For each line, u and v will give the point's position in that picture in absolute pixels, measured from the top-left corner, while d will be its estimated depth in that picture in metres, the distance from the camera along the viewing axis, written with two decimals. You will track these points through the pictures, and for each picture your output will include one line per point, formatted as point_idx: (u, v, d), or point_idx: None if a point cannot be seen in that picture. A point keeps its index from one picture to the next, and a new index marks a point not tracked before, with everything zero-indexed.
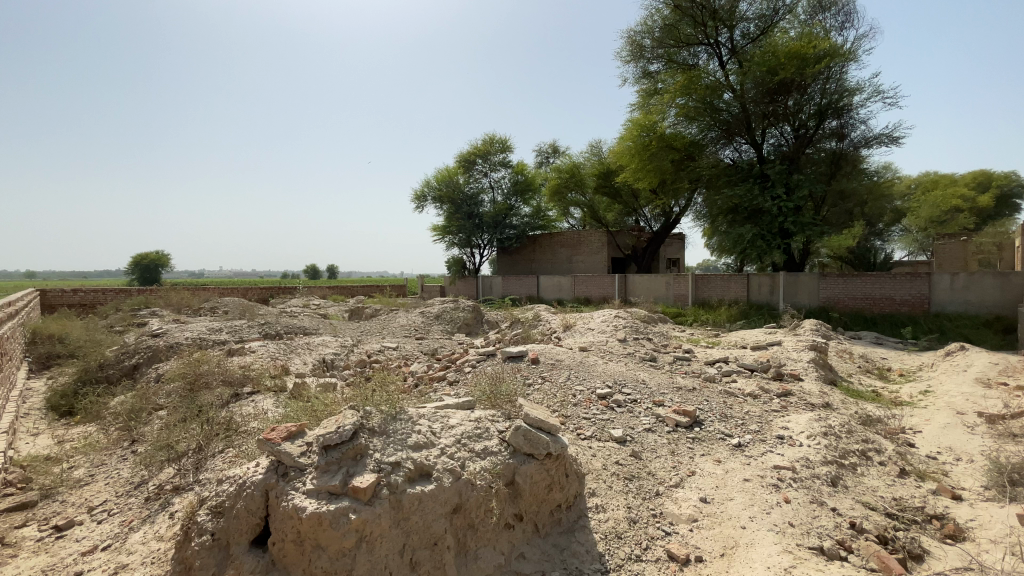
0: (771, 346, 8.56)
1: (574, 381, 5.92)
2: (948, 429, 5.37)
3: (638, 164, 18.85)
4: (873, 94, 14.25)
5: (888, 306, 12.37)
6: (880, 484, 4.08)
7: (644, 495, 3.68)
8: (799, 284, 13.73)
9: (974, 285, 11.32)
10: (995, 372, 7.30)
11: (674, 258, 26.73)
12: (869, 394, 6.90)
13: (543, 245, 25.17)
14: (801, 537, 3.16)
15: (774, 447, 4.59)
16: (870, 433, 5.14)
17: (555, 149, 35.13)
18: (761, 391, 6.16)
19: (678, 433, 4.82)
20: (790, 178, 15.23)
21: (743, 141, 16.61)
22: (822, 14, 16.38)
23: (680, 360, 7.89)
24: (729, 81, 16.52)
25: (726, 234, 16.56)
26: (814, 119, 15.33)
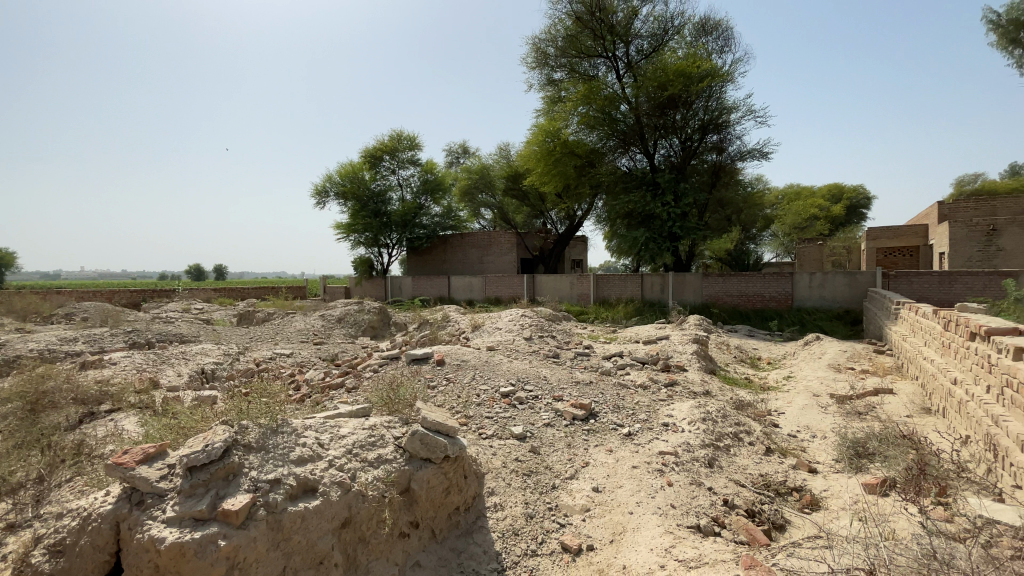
0: (661, 340, 9.26)
1: (477, 380, 5.95)
2: (804, 409, 6.16)
3: (544, 168, 19.51)
4: (746, 113, 15.95)
5: (759, 302, 13.94)
6: (749, 462, 4.55)
7: (541, 489, 3.78)
8: (686, 283, 15.01)
9: (827, 284, 13.04)
10: (843, 359, 8.50)
11: (578, 259, 28.02)
12: (743, 381, 7.72)
13: (454, 245, 25.07)
14: (682, 517, 3.42)
15: (661, 434, 4.96)
16: (743, 416, 5.74)
17: (465, 149, 35.18)
18: (651, 382, 6.64)
19: (575, 426, 5.04)
20: (678, 186, 16.57)
21: (637, 151, 17.80)
22: (706, 36, 17.95)
23: (581, 356, 8.25)
24: (625, 93, 17.62)
25: (623, 237, 17.65)
26: (698, 133, 16.82)
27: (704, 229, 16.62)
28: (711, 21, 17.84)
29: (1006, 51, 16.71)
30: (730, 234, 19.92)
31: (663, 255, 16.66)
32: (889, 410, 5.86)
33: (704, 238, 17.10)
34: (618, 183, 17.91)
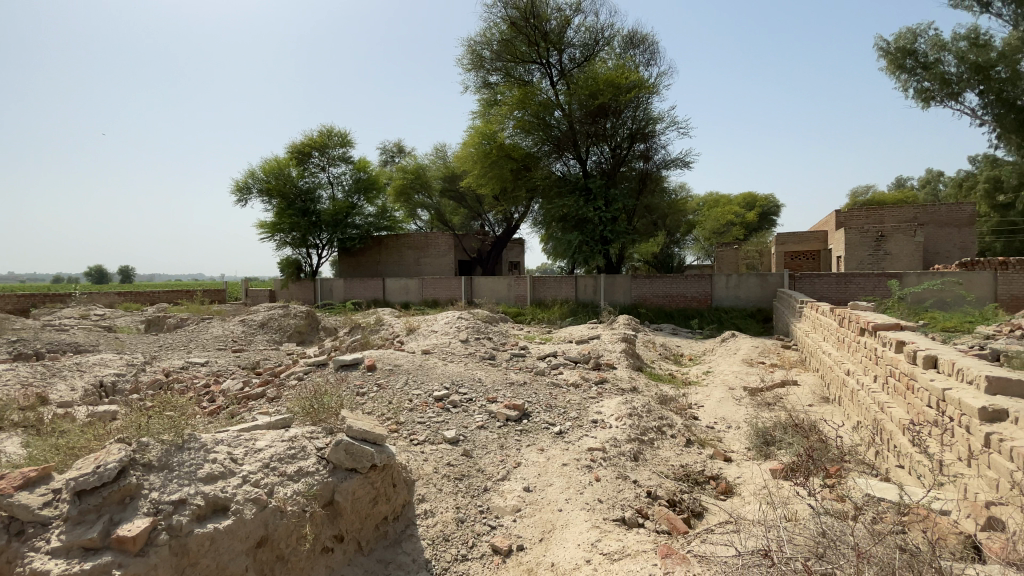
0: (593, 340, 9.56)
1: (410, 385, 5.83)
2: (721, 402, 6.60)
3: (480, 171, 19.57)
4: (670, 124, 16.87)
5: (682, 302, 14.76)
6: (671, 454, 4.81)
7: (472, 493, 3.77)
8: (616, 284, 15.60)
9: (742, 284, 14.03)
10: (755, 354, 9.21)
11: (516, 261, 28.54)
12: (667, 377, 8.16)
13: (389, 246, 24.47)
14: (608, 511, 3.55)
15: (590, 430, 5.13)
16: (666, 410, 6.05)
17: (400, 148, 34.40)
18: (582, 380, 6.84)
19: (508, 427, 5.08)
20: (608, 192, 17.25)
21: (570, 157, 18.29)
22: (633, 49, 18.77)
23: (516, 357, 8.34)
24: (559, 100, 18.04)
25: (558, 240, 18.06)
26: (627, 141, 17.58)
27: (633, 233, 17.39)
28: (639, 35, 18.68)
29: (895, 76, 18.84)
30: (657, 238, 20.98)
31: (595, 258, 17.23)
32: (793, 400, 6.41)
33: (633, 242, 17.88)
34: (552, 188, 18.30)
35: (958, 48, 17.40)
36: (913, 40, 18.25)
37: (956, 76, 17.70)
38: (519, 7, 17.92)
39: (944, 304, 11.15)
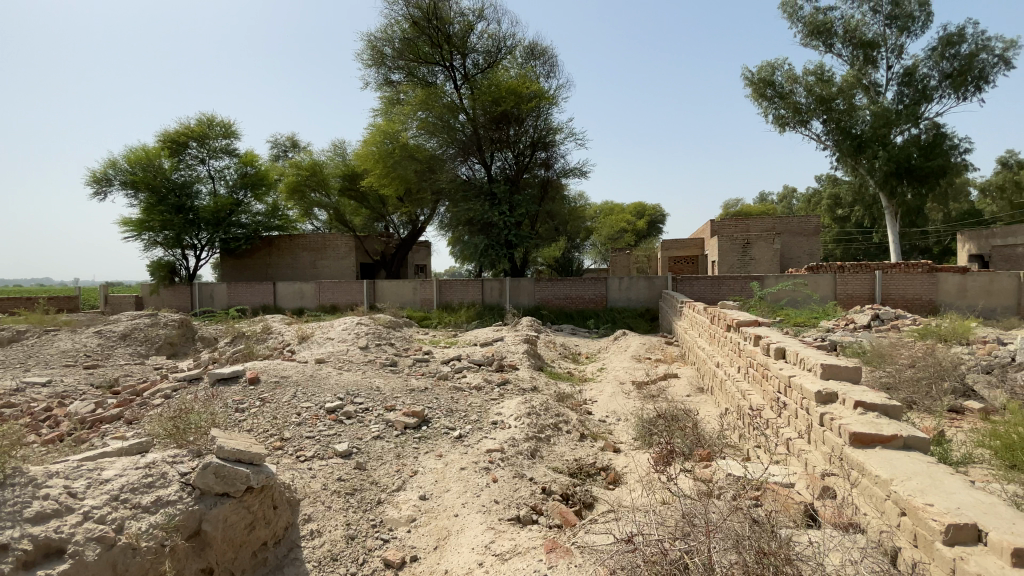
0: (496, 342, 9.68)
1: (299, 398, 5.46)
2: (613, 396, 7.01)
3: (382, 170, 19.14)
4: (569, 135, 17.65)
5: (580, 303, 15.52)
6: (566, 449, 5.02)
7: (364, 507, 3.65)
8: (520, 287, 15.97)
9: (632, 286, 15.08)
10: (643, 351, 9.94)
11: (422, 264, 28.12)
12: (566, 375, 8.51)
13: (281, 247, 22.76)
14: (504, 511, 3.60)
15: (489, 432, 5.18)
16: (563, 407, 6.30)
17: (295, 143, 32.17)
18: (485, 383, 6.89)
19: (406, 436, 4.96)
20: (513, 198, 17.59)
21: (476, 161, 18.35)
22: (534, 61, 19.36)
23: (418, 362, 8.18)
24: (463, 104, 18.12)
25: (463, 243, 18.05)
26: (529, 149, 18.09)
27: (536, 238, 17.90)
28: (539, 47, 19.31)
29: (758, 103, 21.55)
30: (559, 242, 21.83)
31: (501, 261, 17.43)
32: (674, 392, 7.01)
33: (536, 246, 18.41)
34: (457, 191, 18.20)
35: (807, 82, 20.32)
36: (772, 71, 21.00)
37: (804, 106, 20.62)
38: (422, 7, 17.74)
39: (796, 303, 12.87)
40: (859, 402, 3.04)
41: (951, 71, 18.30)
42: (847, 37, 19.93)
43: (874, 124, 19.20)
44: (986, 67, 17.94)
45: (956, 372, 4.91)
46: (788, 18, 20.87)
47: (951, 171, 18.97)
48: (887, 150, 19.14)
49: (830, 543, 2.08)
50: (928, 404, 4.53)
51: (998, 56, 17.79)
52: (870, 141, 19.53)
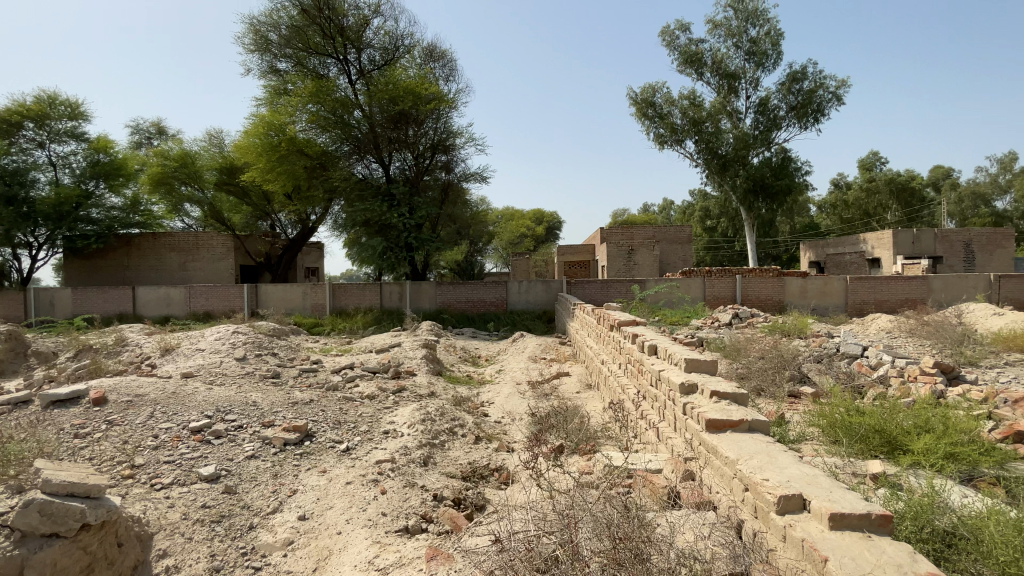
0: (392, 348, 9.36)
1: (158, 419, 4.83)
2: (509, 397, 7.11)
3: (266, 164, 17.71)
4: (469, 139, 17.61)
5: (482, 307, 15.58)
6: (460, 453, 4.99)
7: (233, 535, 3.40)
8: (421, 291, 15.65)
9: (531, 289, 15.46)
10: (539, 352, 10.26)
11: (313, 267, 26.40)
12: (464, 379, 8.47)
13: (143, 247, 20.02)
14: (390, 523, 3.48)
15: (380, 442, 4.99)
16: (459, 411, 6.25)
17: (162, 130, 28.50)
18: (378, 391, 6.61)
19: (286, 453, 4.61)
20: (412, 200, 17.11)
21: (372, 159, 17.59)
22: (433, 62, 18.97)
23: (305, 373, 7.64)
24: (358, 99, 17.41)
25: (359, 246, 17.24)
26: (428, 151, 17.78)
27: (436, 241, 17.60)
28: (438, 49, 18.93)
29: (642, 121, 23.48)
30: (459, 246, 21.76)
31: (400, 265, 16.89)
32: (566, 390, 7.31)
33: (436, 249, 18.12)
34: (353, 191, 17.32)
35: (682, 105, 22.53)
36: (653, 93, 23.03)
37: (680, 126, 22.85)
38: None
39: (672, 303, 14.19)
40: (714, 392, 3.41)
41: (795, 104, 21.43)
42: (715, 67, 22.45)
43: (736, 147, 21.82)
44: (822, 103, 21.21)
45: (794, 362, 5.71)
46: (666, 45, 22.98)
47: (796, 190, 22.15)
48: (746, 170, 21.90)
49: (685, 522, 2.29)
50: (773, 390, 5.22)
51: (830, 94, 21.13)
52: (732, 161, 22.17)
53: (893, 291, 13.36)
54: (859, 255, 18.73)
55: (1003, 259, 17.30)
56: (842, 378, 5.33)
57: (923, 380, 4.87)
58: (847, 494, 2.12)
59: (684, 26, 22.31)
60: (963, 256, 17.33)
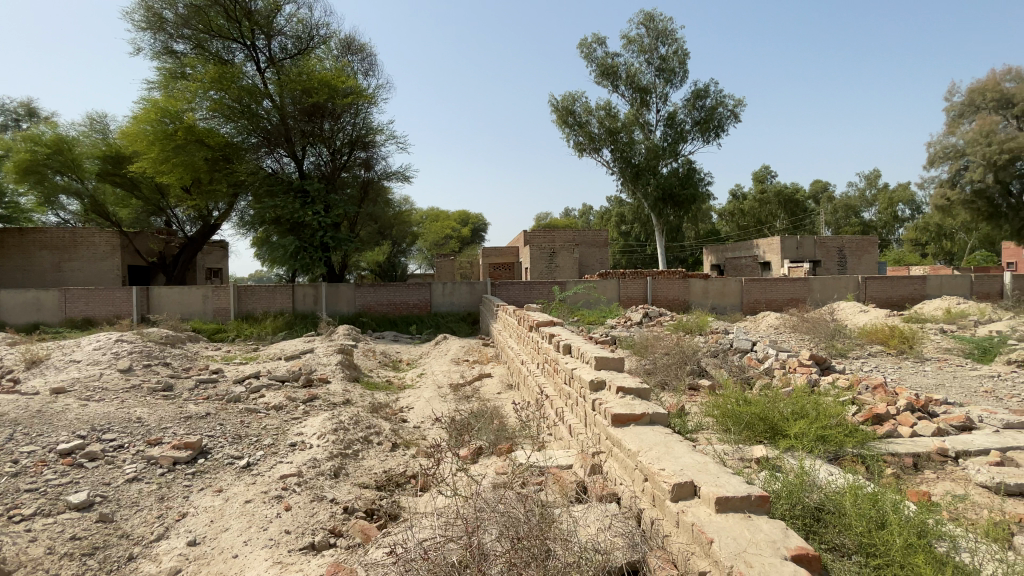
0: (304, 354, 8.82)
1: (15, 443, 4.18)
2: (429, 400, 6.95)
3: (159, 154, 16.11)
4: (389, 137, 17.08)
5: (404, 309, 15.10)
6: (374, 461, 4.79)
7: (107, 569, 3.03)
8: (338, 294, 14.90)
9: (455, 291, 15.22)
10: (462, 354, 10.19)
11: (215, 267, 24.26)
12: (383, 384, 8.16)
13: (6, 244, 17.34)
14: (295, 541, 3.27)
15: (286, 455, 4.67)
16: (376, 417, 6.02)
17: (32, 112, 24.87)
18: (287, 401, 6.19)
19: (176, 473, 4.17)
20: (328, 197, 16.21)
21: (283, 153, 16.48)
22: (351, 55, 18.13)
23: (203, 384, 6.98)
24: (267, 89, 16.31)
25: (269, 245, 16.06)
26: (346, 147, 17.01)
27: (355, 241, 16.82)
28: (357, 42, 18.10)
29: (563, 128, 24.23)
30: (381, 247, 21.06)
31: (316, 267, 15.96)
32: (487, 391, 7.30)
33: (355, 250, 17.37)
34: (262, 186, 16.15)
35: (598, 115, 23.52)
36: (572, 102, 23.84)
37: (597, 135, 23.86)
38: None
39: (589, 303, 14.74)
40: (620, 387, 3.57)
41: (699, 119, 23.17)
42: (629, 81, 23.70)
43: (647, 157, 23.16)
44: (722, 119, 23.13)
45: (695, 357, 6.14)
46: (584, 57, 23.84)
47: (700, 199, 23.94)
48: (656, 179, 23.34)
49: (589, 515, 2.37)
50: (676, 384, 5.57)
51: (729, 112, 23.09)
52: (644, 170, 23.52)
53: (781, 291, 14.83)
54: (753, 258, 20.62)
55: (868, 263, 19.85)
56: (735, 371, 5.82)
57: (801, 371, 5.44)
58: (731, 479, 2.30)
59: (601, 40, 23.28)
60: (836, 260, 19.67)
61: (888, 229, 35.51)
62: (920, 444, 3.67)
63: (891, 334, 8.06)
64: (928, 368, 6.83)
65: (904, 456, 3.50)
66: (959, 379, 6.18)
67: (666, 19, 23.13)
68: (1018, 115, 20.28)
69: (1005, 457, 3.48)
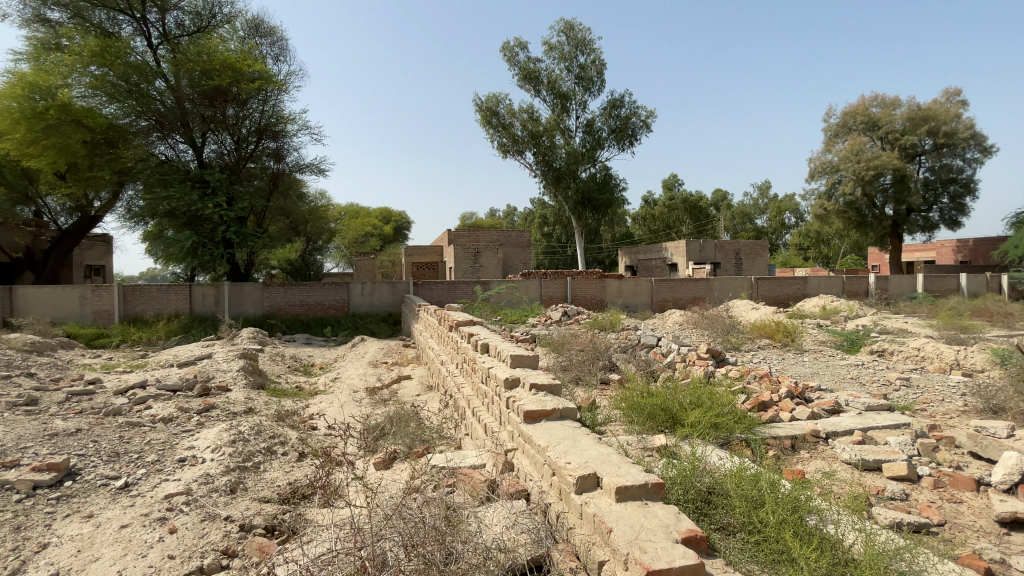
0: (201, 361, 8.03)
1: None
2: (342, 406, 6.60)
3: (25, 135, 14.07)
4: (302, 127, 16.09)
5: (318, 310, 14.24)
6: (278, 473, 4.44)
7: None
8: (243, 293, 13.77)
9: (375, 291, 14.58)
10: (379, 356, 9.83)
11: (97, 265, 21.46)
12: (292, 391, 7.63)
13: None
14: (180, 566, 2.95)
15: (174, 472, 4.21)
16: (281, 426, 5.61)
17: None
18: (179, 413, 5.61)
19: (35, 498, 3.61)
20: (232, 188, 14.92)
21: (179, 139, 15.01)
22: (260, 38, 16.84)
23: (76, 396, 6.13)
24: (160, 68, 14.78)
25: (163, 240, 14.50)
26: (253, 136, 15.78)
27: (263, 237, 15.66)
28: (266, 24, 16.88)
29: (487, 128, 24.34)
30: (293, 244, 19.81)
31: (218, 265, 14.67)
32: (405, 394, 7.09)
33: (263, 246, 16.18)
34: (153, 174, 14.57)
35: (521, 118, 23.86)
36: (496, 103, 24.01)
37: (520, 137, 24.21)
38: None
39: (511, 302, 14.92)
40: (533, 385, 3.62)
41: (615, 127, 24.26)
42: (550, 86, 24.25)
43: (568, 161, 23.87)
44: (635, 129, 24.39)
45: (606, 353, 6.40)
46: (507, 59, 24.07)
47: (616, 203, 25.07)
48: (576, 183, 24.12)
49: (499, 514, 2.35)
50: (589, 379, 5.76)
51: (642, 122, 24.40)
52: (565, 174, 24.23)
53: (686, 291, 15.92)
54: (662, 260, 21.99)
55: (760, 265, 21.87)
56: (642, 365, 6.14)
57: (699, 364, 5.85)
58: (631, 469, 2.40)
59: (523, 44, 23.61)
60: (734, 262, 21.50)
61: (777, 235, 39.46)
62: (798, 428, 4.08)
63: (777, 329, 8.94)
64: (807, 358, 7.66)
65: (784, 439, 3.87)
66: (831, 368, 6.99)
67: (584, 29, 23.99)
68: (881, 137, 23.34)
69: (865, 436, 3.95)
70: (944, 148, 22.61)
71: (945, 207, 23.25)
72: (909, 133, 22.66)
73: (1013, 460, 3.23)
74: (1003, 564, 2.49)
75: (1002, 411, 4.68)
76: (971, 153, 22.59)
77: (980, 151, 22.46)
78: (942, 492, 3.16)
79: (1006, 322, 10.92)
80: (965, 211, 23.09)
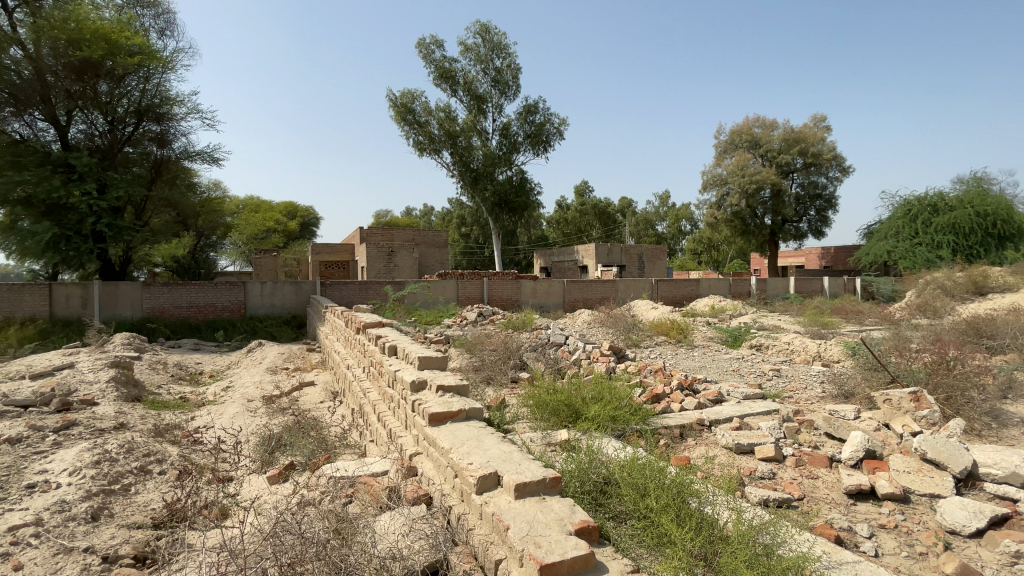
0: (61, 372, 6.96)
1: None
2: (233, 417, 6.04)
3: None
4: (192, 111, 14.66)
5: (210, 313, 12.95)
6: (151, 496, 3.95)
7: None
8: (118, 294, 12.19)
9: (276, 292, 13.50)
10: (280, 362, 9.20)
11: None
12: (174, 402, 6.85)
13: None
14: None
15: (19, 500, 3.58)
16: (159, 443, 5.02)
17: None
18: (30, 431, 4.82)
19: None
20: (104, 174, 13.02)
21: (38, 116, 13.08)
22: (140, 9, 15.03)
23: None
24: (17, 34, 12.64)
25: (16, 232, 12.47)
26: (131, 117, 14.08)
27: (143, 229, 13.87)
28: None
29: (402, 125, 23.82)
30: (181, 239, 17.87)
31: (87, 261, 12.86)
32: (307, 401, 6.67)
33: (143, 241, 14.42)
34: (3, 154, 12.43)
35: (438, 117, 23.57)
36: (411, 100, 23.62)
37: (437, 136, 23.93)
38: None
39: (426, 303, 14.72)
40: (439, 386, 3.56)
41: (530, 132, 24.78)
42: (466, 86, 24.19)
43: (484, 163, 23.96)
44: (549, 135, 25.04)
45: (518, 352, 6.50)
46: (423, 57, 23.67)
47: (531, 207, 25.60)
48: (493, 185, 24.26)
49: (396, 524, 2.27)
50: (500, 379, 5.82)
51: (555, 129, 25.12)
52: (482, 175, 24.32)
53: (596, 291, 16.66)
54: (574, 262, 22.85)
55: (661, 267, 23.49)
56: (550, 363, 6.32)
57: (602, 361, 6.14)
58: (532, 465, 2.45)
59: (439, 43, 23.37)
60: (638, 265, 22.86)
61: (675, 241, 42.67)
62: (687, 417, 4.43)
63: (671, 327, 9.66)
64: (696, 353, 8.37)
65: (674, 428, 4.19)
66: (716, 361, 7.69)
67: (501, 33, 24.25)
68: (762, 155, 26.11)
69: (742, 422, 4.38)
70: (812, 167, 25.72)
71: (812, 218, 26.41)
72: (785, 152, 25.58)
73: (858, 438, 3.74)
74: (848, 531, 2.88)
75: (851, 397, 5.42)
76: (834, 172, 25.83)
77: (840, 171, 25.77)
78: (802, 470, 3.58)
79: (857, 318, 12.70)
80: (828, 223, 26.37)
